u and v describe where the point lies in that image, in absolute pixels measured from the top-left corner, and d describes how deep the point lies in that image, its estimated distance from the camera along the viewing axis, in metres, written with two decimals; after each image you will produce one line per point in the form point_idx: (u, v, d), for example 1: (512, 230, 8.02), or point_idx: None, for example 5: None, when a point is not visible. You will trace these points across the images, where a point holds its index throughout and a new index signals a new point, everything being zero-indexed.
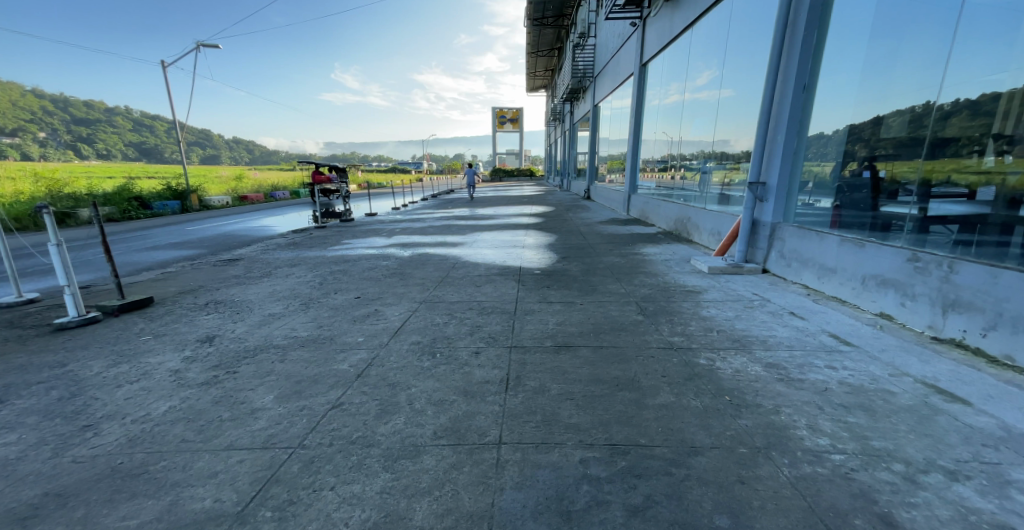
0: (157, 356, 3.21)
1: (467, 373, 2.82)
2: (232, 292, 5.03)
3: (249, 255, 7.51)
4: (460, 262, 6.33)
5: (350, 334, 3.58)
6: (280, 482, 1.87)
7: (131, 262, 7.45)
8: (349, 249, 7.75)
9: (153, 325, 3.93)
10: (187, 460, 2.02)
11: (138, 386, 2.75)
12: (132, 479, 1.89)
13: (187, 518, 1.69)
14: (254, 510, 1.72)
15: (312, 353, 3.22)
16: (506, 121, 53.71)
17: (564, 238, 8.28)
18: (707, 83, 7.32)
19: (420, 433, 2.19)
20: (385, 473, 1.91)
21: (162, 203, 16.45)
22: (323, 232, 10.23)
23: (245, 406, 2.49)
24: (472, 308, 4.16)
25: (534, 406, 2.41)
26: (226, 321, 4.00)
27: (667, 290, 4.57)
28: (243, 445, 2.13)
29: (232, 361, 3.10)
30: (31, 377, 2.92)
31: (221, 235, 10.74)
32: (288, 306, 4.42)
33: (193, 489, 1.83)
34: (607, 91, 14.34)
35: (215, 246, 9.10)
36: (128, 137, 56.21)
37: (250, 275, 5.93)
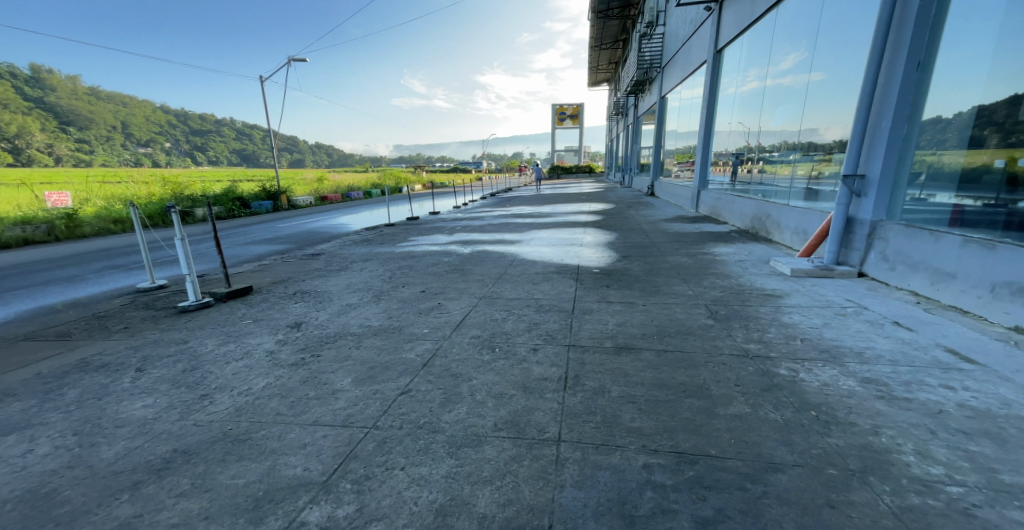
0: (256, 339, 3.63)
1: (525, 369, 2.85)
2: (315, 284, 5.53)
3: (329, 251, 8.18)
4: (517, 260, 6.40)
5: (416, 325, 3.79)
6: (357, 459, 2.03)
7: (234, 255, 8.47)
8: (414, 246, 8.15)
9: (252, 311, 4.43)
10: (281, 431, 2.27)
11: (242, 364, 3.12)
12: (239, 444, 2.16)
13: (283, 483, 1.89)
14: (336, 481, 1.89)
15: (383, 342, 3.44)
16: (567, 117, 53.10)
17: (626, 236, 8.03)
18: (793, 67, 6.67)
19: (481, 424, 2.26)
20: (449, 459, 2.00)
21: (259, 203, 18.46)
22: (392, 230, 10.87)
23: (328, 387, 2.73)
24: (531, 305, 4.18)
25: (595, 406, 2.38)
26: (311, 309, 4.41)
27: (741, 293, 4.27)
28: (326, 422, 2.34)
29: (316, 346, 3.42)
30: (160, 351, 3.42)
31: (305, 232, 11.80)
32: (362, 297, 4.76)
33: (288, 457, 2.05)
34: (676, 81, 13.63)
35: (301, 241, 10.08)
36: (232, 145, 64.20)
37: (330, 269, 6.45)
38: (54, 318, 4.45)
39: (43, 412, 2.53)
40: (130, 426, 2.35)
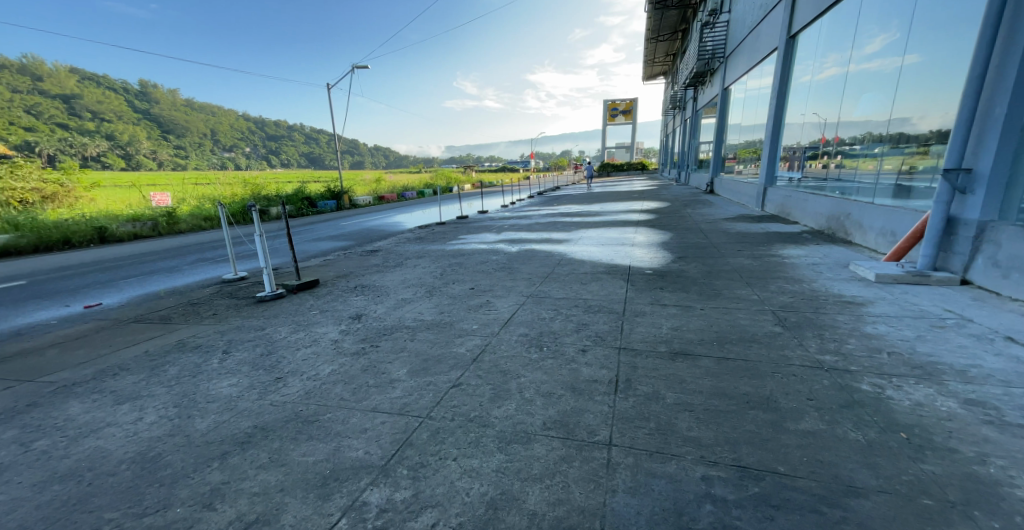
0: (322, 328, 3.88)
1: (574, 369, 2.80)
2: (373, 278, 5.82)
3: (386, 247, 8.57)
4: (565, 259, 6.33)
5: (466, 321, 3.86)
6: (412, 446, 2.11)
7: (303, 250, 9.12)
8: (463, 244, 8.32)
9: (319, 302, 4.75)
10: (344, 415, 2.41)
11: (310, 351, 3.35)
12: (308, 425, 2.32)
13: (345, 463, 2.01)
14: (393, 466, 1.98)
15: (435, 336, 3.54)
16: (621, 114, 51.68)
17: (682, 236, 7.68)
18: (882, 50, 6.01)
19: (531, 422, 2.26)
20: (499, 453, 2.02)
21: (325, 202, 19.75)
22: (443, 228, 11.17)
23: (385, 376, 2.86)
24: (579, 305, 4.11)
25: (649, 412, 2.30)
26: (369, 302, 4.64)
27: (814, 299, 3.93)
28: (384, 409, 2.45)
29: (374, 337, 3.59)
30: (241, 336, 3.76)
31: (364, 230, 12.45)
32: (415, 293, 4.94)
33: (350, 440, 2.17)
34: (742, 71, 12.79)
35: (361, 239, 10.65)
36: (301, 149, 69.23)
37: (386, 265, 6.76)
38: (157, 304, 5.03)
39: (148, 385, 2.86)
40: (218, 402, 2.61)
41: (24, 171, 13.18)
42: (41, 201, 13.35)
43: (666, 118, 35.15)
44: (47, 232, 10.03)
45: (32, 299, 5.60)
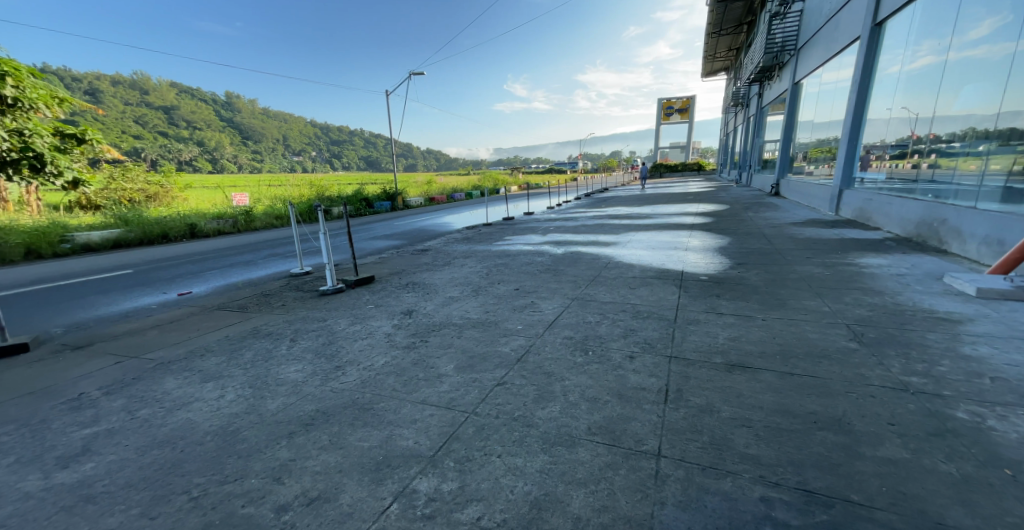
0: (376, 322, 4.08)
1: (621, 376, 2.75)
2: (423, 276, 6.03)
3: (435, 247, 8.85)
4: (614, 262, 6.21)
5: (511, 321, 3.90)
6: (459, 440, 2.17)
7: (360, 248, 9.64)
8: (509, 245, 8.39)
9: (373, 297, 5.00)
10: (396, 406, 2.53)
11: (366, 343, 3.54)
12: (364, 413, 2.46)
13: (396, 452, 2.11)
14: (440, 458, 2.05)
15: (481, 335, 3.61)
16: (676, 112, 49.77)
17: (740, 241, 7.29)
18: (989, 36, 5.38)
19: (575, 425, 2.25)
20: (543, 454, 2.04)
21: (380, 203, 20.71)
22: (490, 229, 11.32)
23: (434, 371, 2.96)
24: (627, 310, 4.03)
25: (702, 425, 2.21)
26: (419, 299, 4.82)
27: (893, 314, 3.58)
28: (433, 402, 2.55)
29: (424, 333, 3.72)
30: (306, 326, 4.05)
31: (415, 230, 12.92)
32: (462, 291, 5.06)
33: (401, 430, 2.28)
34: (816, 63, 11.88)
35: (413, 238, 11.07)
36: (360, 152, 73.12)
37: (435, 263, 6.97)
38: (235, 294, 5.53)
39: (227, 367, 3.16)
40: (286, 385, 2.83)
41: (131, 173, 14.98)
42: (145, 200, 15.12)
43: (726, 116, 33.37)
44: (150, 227, 11.24)
45: (136, 286, 6.35)
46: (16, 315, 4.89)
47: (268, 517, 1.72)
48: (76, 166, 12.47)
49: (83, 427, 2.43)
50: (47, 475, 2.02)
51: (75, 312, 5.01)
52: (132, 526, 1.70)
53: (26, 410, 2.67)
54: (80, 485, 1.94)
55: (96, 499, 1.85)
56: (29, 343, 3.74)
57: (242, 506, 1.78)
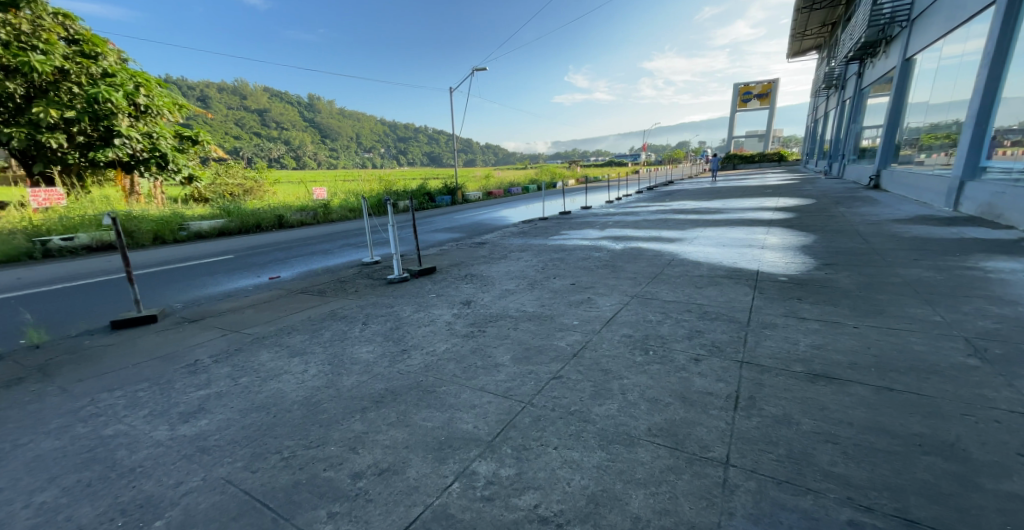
0: (437, 310, 4.27)
1: (686, 378, 2.66)
2: (481, 268, 6.18)
3: (492, 240, 9.02)
4: (677, 259, 5.97)
5: (567, 315, 3.90)
6: (516, 429, 2.24)
7: (422, 240, 10.07)
8: (566, 239, 8.33)
9: (434, 287, 5.22)
10: (457, 390, 2.65)
11: (428, 329, 3.73)
12: (428, 395, 2.60)
13: (458, 434, 2.21)
14: (499, 444, 2.12)
15: (537, 327, 3.65)
16: (753, 98, 46.18)
17: (821, 239, 6.68)
18: None
19: (634, 425, 2.22)
20: (601, 450, 2.04)
21: (441, 197, 21.41)
22: (547, 223, 11.32)
23: (491, 360, 3.05)
24: (692, 310, 3.86)
25: (777, 437, 2.08)
26: (477, 290, 4.96)
27: (1019, 329, 3.11)
28: (491, 390, 2.63)
29: (482, 323, 3.84)
30: (375, 311, 4.33)
31: (474, 223, 13.23)
32: (518, 285, 5.13)
33: (462, 414, 2.39)
34: (935, 36, 10.39)
35: (471, 231, 11.35)
36: (423, 148, 76.01)
37: (492, 256, 7.11)
38: (315, 279, 6.04)
39: (309, 345, 3.48)
40: (359, 365, 3.06)
41: (233, 169, 16.69)
42: (243, 194, 16.86)
43: (815, 100, 30.31)
44: (247, 218, 12.56)
45: (236, 269, 7.15)
46: (147, 291, 5.71)
47: (346, 482, 1.90)
48: (191, 163, 14.20)
49: (196, 389, 2.80)
50: (172, 427, 2.36)
51: (190, 290, 5.75)
52: (236, 477, 1.95)
53: (155, 371, 3.13)
54: (196, 438, 2.26)
55: (208, 451, 2.14)
56: (156, 314, 4.36)
57: (324, 470, 1.98)
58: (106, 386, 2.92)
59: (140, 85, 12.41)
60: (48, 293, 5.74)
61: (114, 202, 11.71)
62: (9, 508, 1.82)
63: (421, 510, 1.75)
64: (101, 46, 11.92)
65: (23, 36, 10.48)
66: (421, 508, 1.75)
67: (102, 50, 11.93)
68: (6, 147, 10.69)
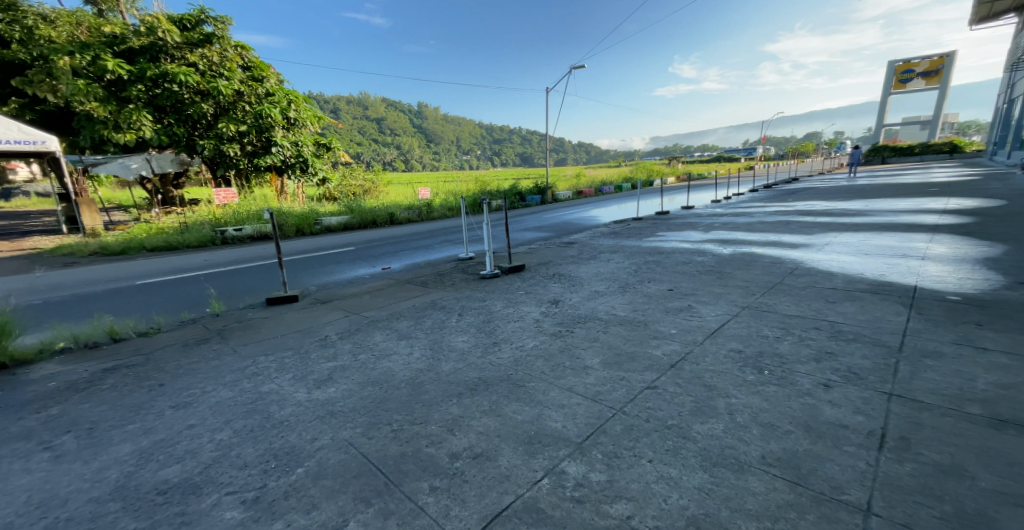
0: (526, 307, 4.34)
1: (811, 406, 2.36)
2: (570, 268, 6.14)
3: (582, 240, 8.90)
4: (800, 268, 5.30)
5: (664, 323, 3.71)
6: (606, 434, 2.19)
7: (513, 238, 10.32)
8: (663, 241, 7.89)
9: (524, 284, 5.32)
10: (545, 387, 2.67)
11: (518, 325, 3.81)
12: (518, 389, 2.67)
13: (547, 432, 2.24)
14: (589, 448, 2.10)
15: (630, 333, 3.53)
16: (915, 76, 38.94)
17: (997, 252, 5.43)
18: None
19: (744, 450, 2.04)
20: (704, 471, 1.91)
21: (532, 196, 21.68)
22: (641, 223, 10.83)
23: (580, 361, 3.02)
24: (820, 328, 3.41)
25: (938, 489, 1.74)
26: (566, 291, 4.94)
27: None
28: (579, 391, 2.61)
29: (571, 323, 3.82)
30: (469, 304, 4.54)
31: (565, 222, 13.16)
32: (609, 287, 5.00)
33: (551, 412, 2.40)
34: None
35: (560, 230, 11.34)
36: (516, 148, 77.58)
37: (582, 257, 7.02)
38: (418, 271, 6.55)
39: (413, 330, 3.79)
40: (455, 353, 3.25)
41: (355, 172, 18.68)
42: (364, 194, 18.75)
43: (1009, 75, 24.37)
44: (366, 215, 14.00)
45: (357, 259, 8.05)
46: (290, 275, 6.70)
47: (444, 461, 2.03)
48: (324, 166, 16.30)
49: (326, 360, 3.22)
50: (308, 390, 2.75)
51: (322, 275, 6.62)
52: (355, 441, 2.21)
53: (294, 341, 3.68)
54: (325, 402, 2.60)
55: (334, 415, 2.45)
56: (298, 295, 5.10)
57: (426, 446, 2.14)
58: (261, 351, 3.51)
59: (291, 101, 14.59)
60: (225, 272, 7.04)
61: (268, 198, 13.96)
62: (197, 441, 2.28)
63: (513, 499, 1.80)
64: (266, 70, 14.28)
65: (214, 66, 13.15)
66: (512, 497, 1.81)
67: (266, 73, 14.28)
68: (201, 157, 13.44)
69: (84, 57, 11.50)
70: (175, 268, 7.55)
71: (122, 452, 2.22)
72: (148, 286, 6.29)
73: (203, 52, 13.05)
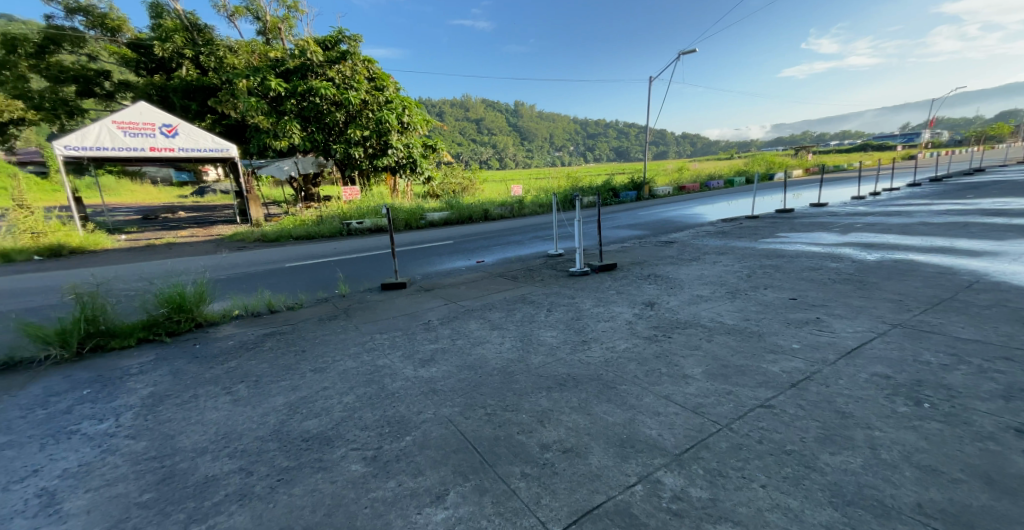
0: (618, 307, 4.14)
1: (996, 454, 1.84)
2: (668, 269, 5.72)
3: (683, 240, 8.26)
4: (978, 282, 4.26)
5: (783, 336, 3.24)
6: (709, 450, 1.96)
7: (606, 235, 9.98)
8: (786, 244, 6.95)
9: (616, 284, 5.08)
10: (638, 392, 2.50)
11: (609, 325, 3.64)
12: (609, 390, 2.53)
13: (641, 437, 2.08)
14: (689, 461, 1.90)
15: (739, 343, 3.14)
16: None
17: None
18: None
19: (892, 493, 1.66)
20: (835, 509, 1.59)
21: (627, 193, 20.76)
22: (756, 222, 9.70)
23: (678, 369, 2.77)
24: (1014, 360, 2.66)
25: None
26: (664, 293, 4.59)
27: None
28: (678, 400, 2.39)
29: (668, 327, 3.54)
30: (558, 300, 4.47)
31: (664, 220, 12.35)
32: (715, 291, 4.54)
33: (644, 418, 2.24)
34: None
35: (657, 228, 10.68)
36: (612, 142, 75.06)
37: (683, 257, 6.50)
38: (509, 266, 6.65)
39: (504, 321, 3.84)
40: (543, 347, 3.20)
41: (454, 171, 19.63)
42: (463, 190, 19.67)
43: None
44: (463, 211, 14.73)
45: (455, 252, 8.47)
46: (400, 264, 7.27)
47: (535, 450, 2.00)
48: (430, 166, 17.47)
49: (429, 342, 3.42)
50: (415, 368, 2.94)
51: (424, 265, 7.09)
52: (454, 419, 2.29)
53: (401, 323, 3.97)
54: (427, 380, 2.75)
55: (436, 392, 2.58)
56: (405, 282, 5.49)
57: (517, 433, 2.14)
58: (375, 329, 3.86)
59: (406, 107, 15.89)
60: (349, 259, 7.92)
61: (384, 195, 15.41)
62: (330, 401, 2.57)
63: (604, 499, 1.70)
64: (386, 80, 15.77)
65: (348, 79, 14.91)
66: (603, 498, 1.71)
67: (385, 84, 15.75)
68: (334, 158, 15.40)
69: (256, 79, 13.75)
70: (314, 254, 8.73)
71: (262, 404, 2.60)
72: (297, 268, 7.38)
73: (340, 67, 14.84)
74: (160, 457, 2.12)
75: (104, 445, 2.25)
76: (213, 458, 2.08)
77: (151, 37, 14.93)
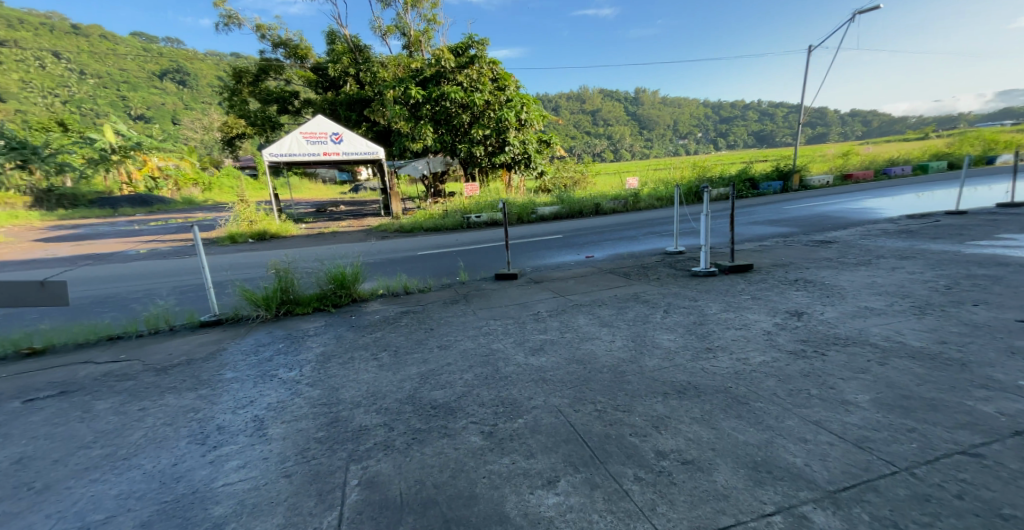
0: (755, 315, 3.64)
1: None
2: (823, 275, 4.83)
3: (844, 240, 6.89)
4: None
5: (1000, 369, 2.47)
6: (878, 494, 1.61)
7: (740, 232, 8.87)
8: (1008, 249, 5.28)
9: (751, 288, 4.48)
10: (779, 412, 2.17)
11: (741, 334, 3.23)
12: (740, 405, 2.25)
13: (782, 463, 1.80)
14: (847, 501, 1.58)
15: (926, 372, 2.50)
16: None
17: None
18: None
19: None
20: None
21: (769, 184, 18.13)
22: (960, 220, 7.55)
23: (835, 393, 2.33)
24: None
25: None
26: (816, 302, 3.89)
27: None
28: (833, 430, 2.01)
29: (821, 342, 2.99)
30: (679, 302, 4.13)
31: (817, 216, 10.48)
32: (891, 305, 3.67)
33: (787, 442, 1.93)
34: None
35: (808, 226, 9.11)
36: (754, 127, 66.27)
37: (845, 261, 5.42)
38: (622, 262, 6.38)
39: (618, 319, 3.69)
40: (661, 351, 2.99)
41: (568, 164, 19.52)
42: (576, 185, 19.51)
43: None
44: (574, 205, 14.64)
45: (567, 246, 8.45)
46: (512, 256, 7.56)
47: (651, 455, 1.88)
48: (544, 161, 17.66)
49: (541, 332, 3.47)
50: (528, 355, 3.02)
51: (534, 258, 7.24)
52: (565, 410, 2.29)
53: (515, 312, 4.11)
54: (540, 369, 2.80)
55: (548, 382, 2.61)
56: (515, 274, 5.67)
57: (631, 435, 2.04)
58: (492, 316, 4.06)
59: (524, 104, 16.27)
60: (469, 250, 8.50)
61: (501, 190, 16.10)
62: (454, 376, 2.79)
63: (732, 522, 1.52)
64: (507, 80, 16.29)
65: (473, 82, 15.90)
66: (731, 521, 1.53)
67: (507, 83, 16.29)
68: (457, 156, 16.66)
69: (399, 89, 15.63)
70: (441, 245, 9.58)
71: (396, 373, 2.94)
72: (426, 256, 8.19)
73: (468, 72, 15.92)
74: (328, 404, 2.55)
75: (286, 389, 2.80)
76: (365, 411, 2.42)
77: (327, 60, 17.85)
